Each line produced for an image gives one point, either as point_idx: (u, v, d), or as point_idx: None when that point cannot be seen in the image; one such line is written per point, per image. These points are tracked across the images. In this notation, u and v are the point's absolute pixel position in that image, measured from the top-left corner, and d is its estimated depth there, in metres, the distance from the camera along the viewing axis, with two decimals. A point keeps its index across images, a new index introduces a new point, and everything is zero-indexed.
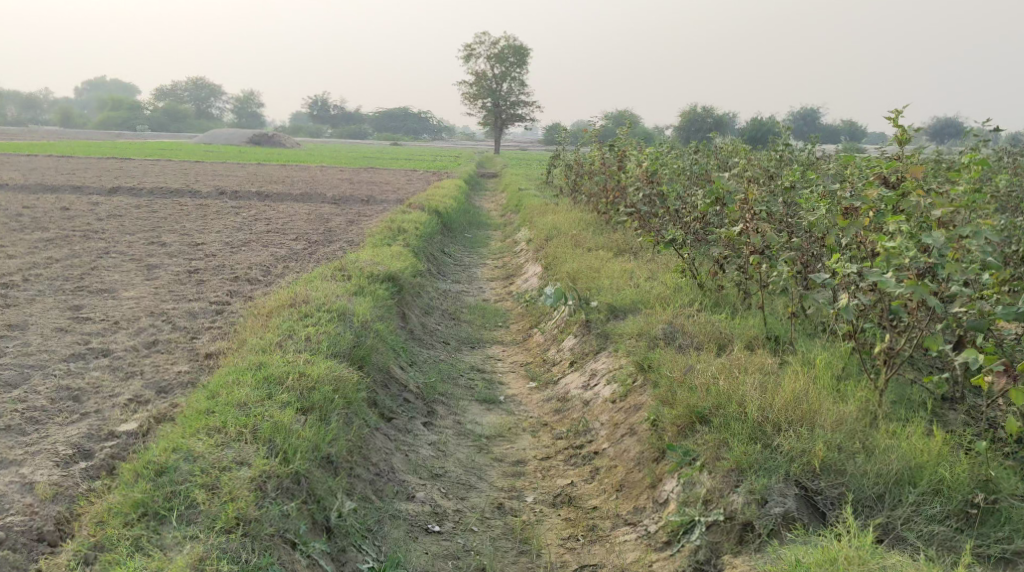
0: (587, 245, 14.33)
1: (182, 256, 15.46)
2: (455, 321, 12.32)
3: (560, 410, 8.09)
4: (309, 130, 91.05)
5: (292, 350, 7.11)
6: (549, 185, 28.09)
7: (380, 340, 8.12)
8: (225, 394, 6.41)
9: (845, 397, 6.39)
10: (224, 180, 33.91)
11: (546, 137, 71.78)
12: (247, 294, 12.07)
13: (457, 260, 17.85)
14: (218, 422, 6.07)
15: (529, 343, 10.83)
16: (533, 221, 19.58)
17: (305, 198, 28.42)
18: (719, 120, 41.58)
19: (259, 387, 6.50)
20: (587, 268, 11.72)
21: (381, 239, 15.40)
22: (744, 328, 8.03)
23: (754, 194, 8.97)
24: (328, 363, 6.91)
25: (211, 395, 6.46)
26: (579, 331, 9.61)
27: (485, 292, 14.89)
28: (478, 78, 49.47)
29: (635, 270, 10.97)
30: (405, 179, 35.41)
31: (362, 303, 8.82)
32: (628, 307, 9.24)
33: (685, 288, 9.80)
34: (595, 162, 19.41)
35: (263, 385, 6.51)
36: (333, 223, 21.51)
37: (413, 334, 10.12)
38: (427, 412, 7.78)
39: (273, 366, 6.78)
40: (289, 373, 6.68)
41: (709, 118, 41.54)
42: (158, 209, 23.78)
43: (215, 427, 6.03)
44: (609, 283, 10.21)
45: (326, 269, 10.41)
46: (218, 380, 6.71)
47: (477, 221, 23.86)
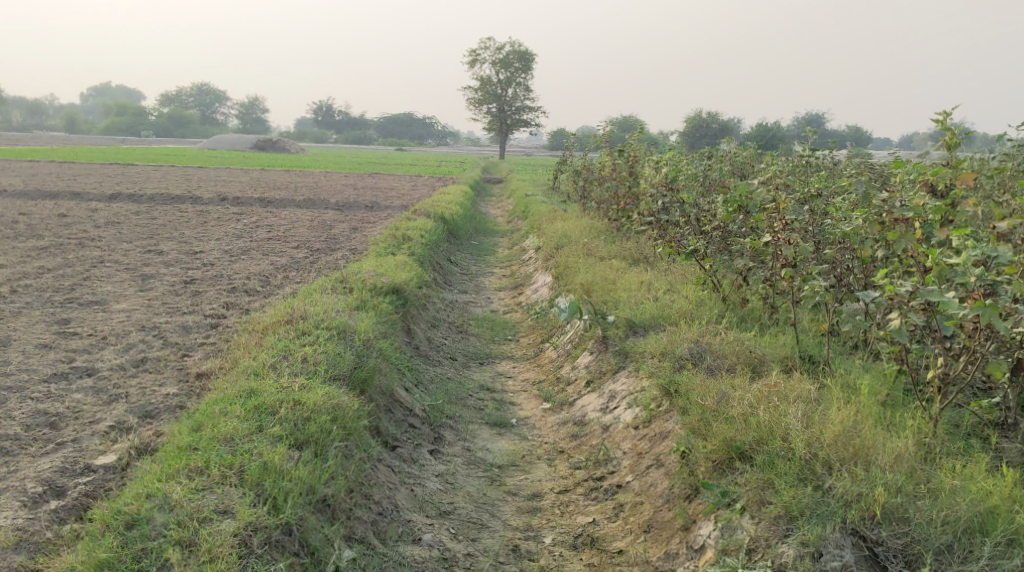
0: (599, 254, 13.75)
1: (179, 266, 14.92)
2: (462, 334, 11.75)
3: (577, 436, 7.50)
4: (314, 136, 90.61)
5: (286, 373, 6.54)
6: (556, 191, 27.50)
7: (383, 360, 7.55)
8: (211, 427, 5.84)
9: (896, 428, 5.80)
10: (227, 186, 33.43)
11: (551, 141, 71.27)
12: (245, 306, 11.53)
13: (464, 268, 17.29)
14: (200, 460, 5.52)
15: (541, 358, 10.26)
16: (541, 228, 19.00)
17: (308, 205, 27.89)
18: (726, 125, 40.98)
19: (248, 418, 5.93)
20: (601, 279, 11.14)
21: (385, 248, 14.84)
22: (776, 347, 7.46)
23: (785, 203, 8.39)
24: (326, 388, 6.34)
25: (195, 427, 5.90)
26: (595, 347, 9.03)
27: (492, 303, 14.32)
28: (483, 83, 48.93)
29: (653, 282, 10.39)
30: (409, 185, 34.89)
31: (364, 318, 8.25)
32: (649, 323, 8.67)
33: (709, 303, 9.22)
34: (605, 168, 18.83)
35: (253, 415, 5.95)
36: (336, 230, 20.96)
37: (419, 350, 9.56)
38: (434, 439, 7.19)
39: (265, 393, 6.20)
40: (283, 401, 6.12)
41: (716, 123, 40.94)
42: (157, 216, 23.26)
43: (197, 466, 5.48)
44: (627, 296, 9.64)
45: (327, 281, 9.85)
46: (205, 408, 6.15)
47: (483, 227, 23.30)
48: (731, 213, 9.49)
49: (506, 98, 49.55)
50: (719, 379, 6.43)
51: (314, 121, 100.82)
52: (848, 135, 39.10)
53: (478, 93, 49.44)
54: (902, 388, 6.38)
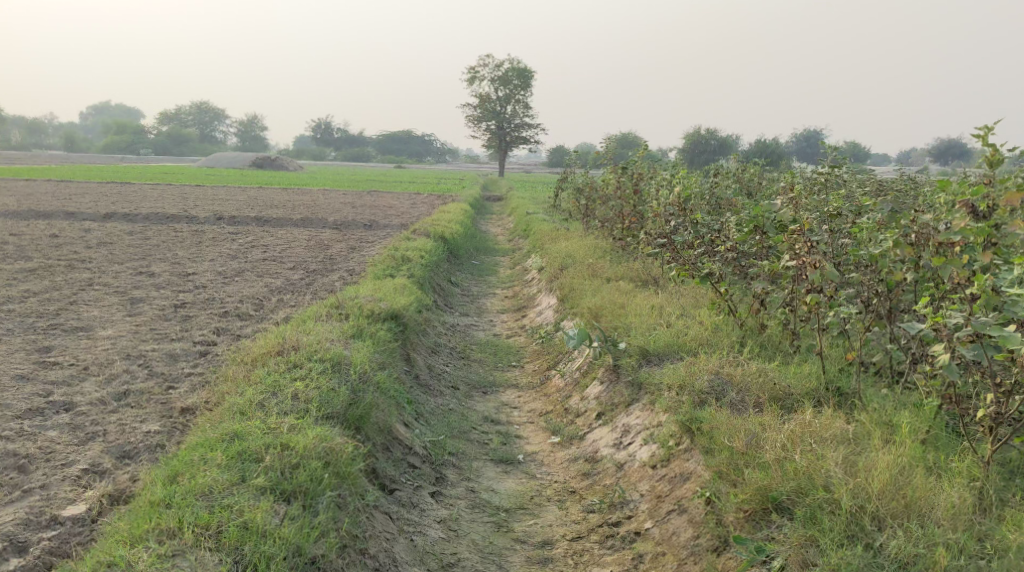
0: (606, 276, 13.27)
1: (170, 288, 14.43)
2: (465, 361, 11.23)
3: (589, 474, 6.99)
4: (313, 153, 90.41)
5: (274, 413, 6.02)
6: (557, 210, 27.02)
7: (381, 393, 7.04)
8: (188, 477, 5.33)
9: (943, 474, 5.33)
10: (225, 205, 33.02)
11: (551, 158, 71.03)
12: (238, 332, 11.01)
13: (465, 290, 16.82)
14: (173, 520, 5.01)
15: (547, 387, 9.74)
16: (544, 247, 18.49)
17: (306, 224, 27.41)
18: (725, 142, 40.64)
19: (230, 467, 5.41)
20: (609, 302, 10.64)
21: (383, 269, 14.37)
22: (803, 378, 6.97)
23: (809, 224, 7.92)
24: (320, 429, 5.84)
25: (171, 476, 5.39)
26: (607, 377, 8.52)
27: (495, 326, 13.80)
28: (482, 100, 48.64)
29: (665, 305, 9.90)
30: (409, 203, 34.47)
31: (361, 349, 7.73)
32: (664, 352, 8.17)
33: (727, 328, 8.73)
34: (608, 185, 18.38)
35: (235, 464, 5.43)
36: (334, 250, 20.45)
37: (419, 380, 9.04)
38: (436, 479, 6.68)
39: (249, 437, 5.68)
40: (269, 447, 5.60)
41: (715, 140, 40.60)
42: (152, 236, 22.79)
43: (169, 526, 4.97)
44: (639, 322, 9.15)
45: (323, 307, 9.34)
46: (184, 453, 5.64)
47: (484, 246, 22.84)
48: (748, 233, 9.03)
49: (506, 116, 49.21)
50: (746, 418, 5.95)
51: (313, 139, 100.55)
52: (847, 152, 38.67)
53: (477, 111, 49.10)
54: (944, 426, 5.89)
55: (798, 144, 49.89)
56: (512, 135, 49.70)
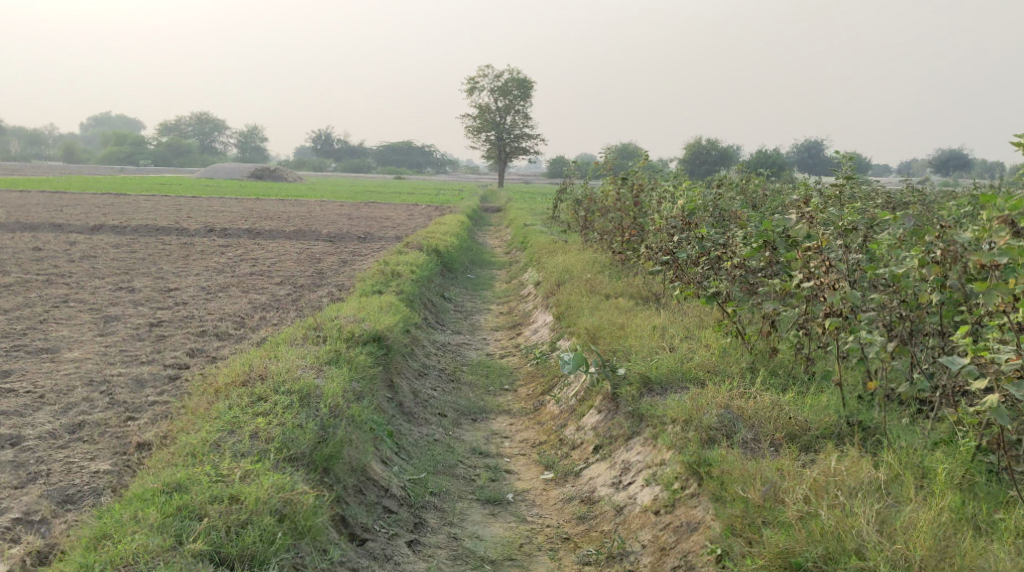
0: (604, 293, 12.63)
1: (149, 305, 13.79)
2: (454, 384, 10.55)
3: (585, 518, 6.34)
4: (312, 164, 89.93)
5: (228, 458, 5.39)
6: (556, 221, 26.37)
7: (357, 427, 6.39)
8: (115, 540, 4.76)
9: (992, 534, 4.80)
10: (217, 216, 32.41)
11: (551, 170, 70.55)
12: (213, 353, 10.34)
13: (458, 305, 16.17)
14: None
15: (541, 414, 9.09)
16: (541, 261, 17.86)
17: (299, 236, 26.79)
18: (725, 153, 40.09)
19: (165, 528, 4.83)
20: (607, 321, 9.99)
21: (371, 285, 13.72)
22: (821, 412, 6.35)
23: (827, 240, 7.31)
24: (279, 478, 5.24)
25: (94, 540, 4.80)
26: (606, 406, 7.85)
27: (488, 345, 13.14)
28: (482, 111, 48.08)
29: (668, 327, 9.25)
30: (405, 214, 33.87)
31: (337, 376, 7.07)
32: (668, 380, 7.51)
33: (734, 352, 8.09)
34: (608, 198, 17.75)
35: (171, 524, 4.84)
36: (325, 264, 19.81)
37: (402, 408, 8.37)
38: (415, 524, 6.03)
39: (193, 490, 5.07)
40: (215, 500, 5.03)
41: (715, 151, 40.02)
42: (139, 249, 22.13)
43: None
44: (640, 344, 8.51)
45: (299, 329, 8.68)
46: (118, 508, 5.04)
47: (480, 259, 22.20)
48: (756, 249, 8.44)
49: (505, 126, 48.64)
50: (763, 464, 5.34)
51: (313, 149, 100.04)
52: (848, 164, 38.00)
53: (476, 121, 48.53)
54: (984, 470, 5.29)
55: (799, 155, 49.29)
56: (512, 146, 49.14)
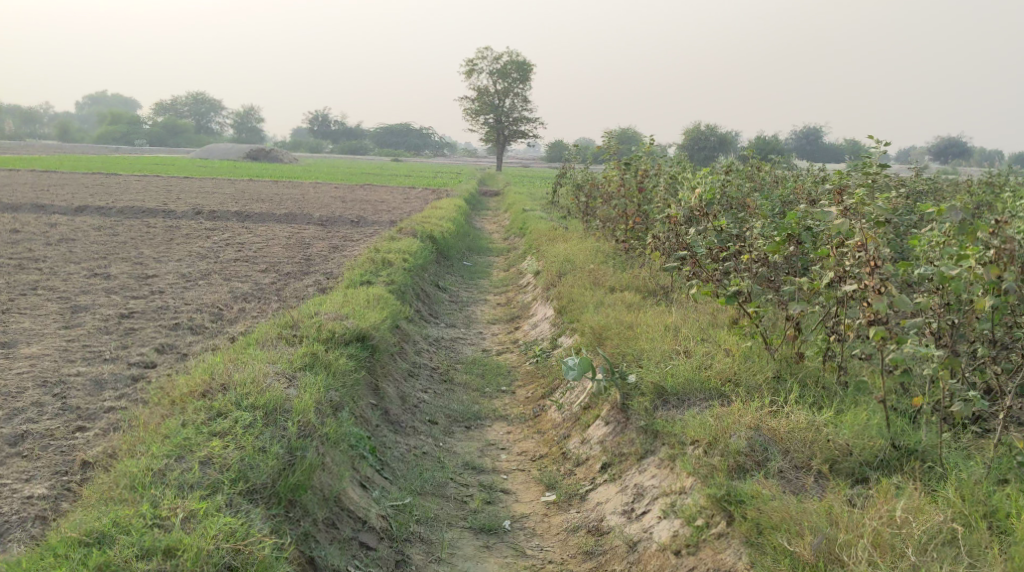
0: (608, 286, 11.83)
1: (123, 294, 12.93)
2: (446, 386, 9.72)
3: (593, 555, 5.58)
4: (308, 145, 88.85)
5: (171, 496, 4.61)
6: (555, 207, 25.51)
7: (332, 446, 5.59)
8: None
9: None
10: (208, 198, 31.50)
11: (550, 155, 69.71)
12: (185, 349, 9.47)
13: (453, 295, 15.38)
14: None
15: (541, 422, 8.30)
16: (539, 249, 17.05)
17: (289, 220, 25.86)
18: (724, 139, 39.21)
19: None
20: (613, 319, 9.16)
21: (361, 274, 12.90)
22: (863, 433, 5.56)
23: (870, 237, 6.43)
24: (230, 523, 4.48)
25: None
26: (615, 417, 7.04)
27: (484, 340, 12.30)
28: (480, 94, 47.14)
29: (680, 327, 8.41)
30: (401, 198, 33.00)
31: (312, 386, 6.25)
32: (685, 390, 6.70)
33: (757, 358, 7.27)
34: (610, 183, 16.92)
35: None
36: (314, 250, 18.93)
37: (388, 417, 7.55)
38: (396, 565, 5.24)
39: (120, 542, 4.32)
40: (146, 555, 4.29)
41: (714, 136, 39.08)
42: (121, 232, 21.20)
43: None
44: (652, 347, 7.69)
45: (274, 329, 7.84)
46: (31, 562, 4.30)
47: (477, 245, 21.39)
48: (780, 242, 7.63)
49: (504, 109, 47.69)
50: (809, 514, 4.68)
51: (308, 131, 98.83)
52: (849, 149, 37.16)
53: (475, 104, 47.56)
54: None
55: (799, 141, 48.24)
56: (510, 130, 48.19)
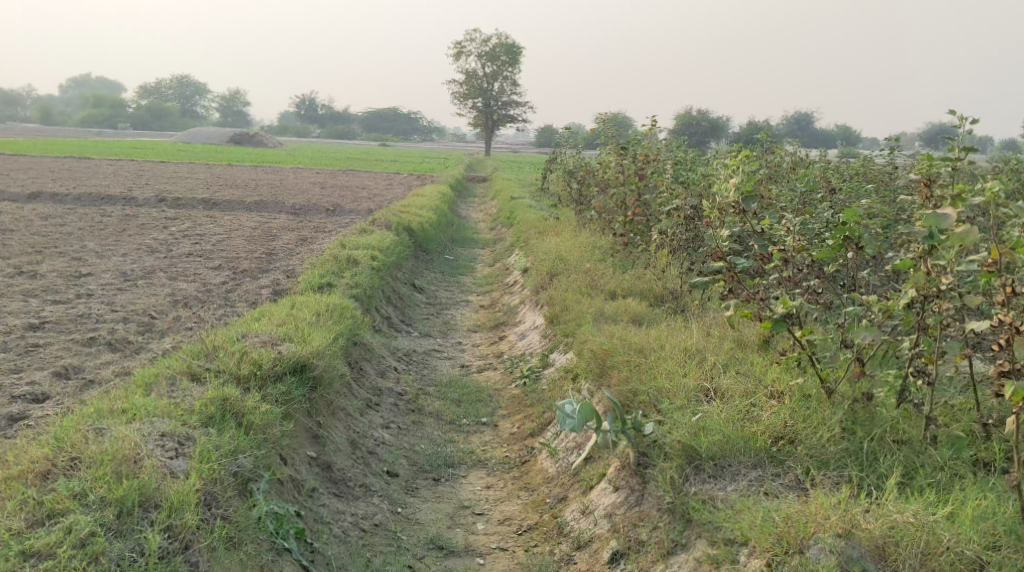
0: (607, 292, 10.11)
1: (43, 297, 11.10)
2: (414, 419, 7.91)
3: None
4: (293, 129, 86.61)
5: None
6: (545, 194, 23.70)
7: (225, 552, 4.33)
8: None
9: None
10: (177, 184, 29.56)
11: (539, 140, 67.97)
12: (91, 376, 7.72)
13: (431, 296, 13.65)
14: None
15: (530, 472, 6.59)
16: (528, 243, 15.31)
17: (259, 208, 23.99)
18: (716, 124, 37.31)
19: None
20: (617, 338, 7.41)
21: (321, 275, 11.13)
22: (988, 533, 4.19)
23: (1001, 252, 4.64)
24: None
25: None
26: (626, 481, 5.37)
27: (464, 353, 10.55)
28: (467, 77, 45.17)
29: (707, 356, 6.66)
30: (383, 184, 31.13)
31: (210, 462, 4.65)
32: (723, 453, 5.04)
33: (813, 404, 5.55)
34: (607, 169, 15.13)
35: None
36: (280, 242, 17.10)
37: (330, 476, 5.85)
38: None
39: None
40: None
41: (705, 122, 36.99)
42: (69, 222, 19.30)
43: None
44: (671, 384, 5.97)
45: (181, 360, 6.06)
46: None
47: (461, 235, 19.58)
48: (833, 247, 5.95)
49: (492, 93, 45.70)
50: None
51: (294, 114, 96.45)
52: (843, 138, 35.55)
53: (464, 88, 45.58)
54: None
55: (788, 127, 46.47)
56: (499, 115, 46.26)
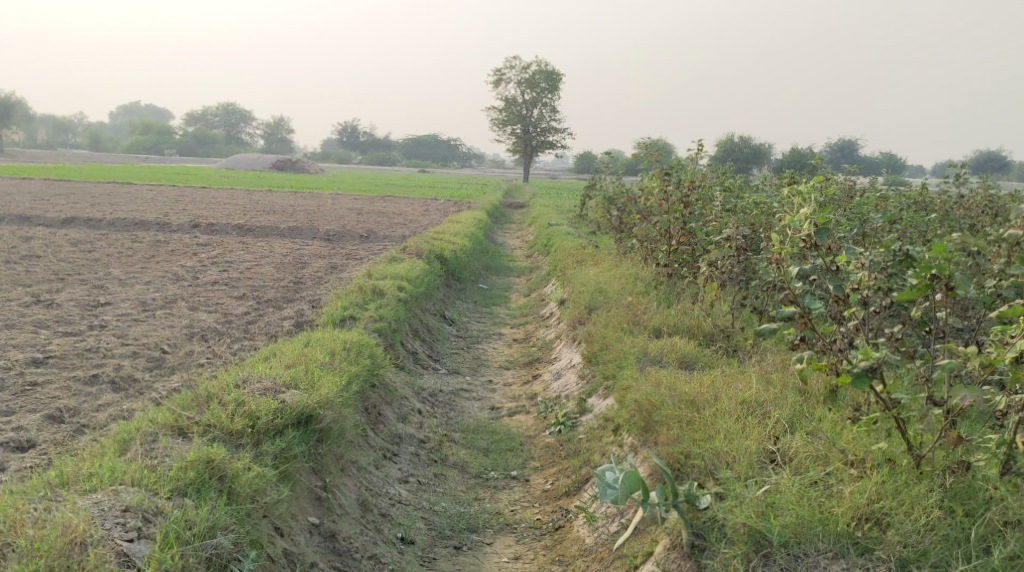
0: (649, 330, 9.29)
1: (53, 328, 10.54)
2: (435, 471, 7.16)
3: None
4: (334, 155, 86.99)
5: None
6: (584, 221, 22.93)
7: None
8: None
9: None
10: (213, 209, 29.29)
11: (579, 167, 67.37)
12: (85, 421, 7.04)
13: (462, 328, 12.92)
14: None
15: (562, 542, 5.80)
16: (566, 273, 14.53)
17: (292, 234, 23.52)
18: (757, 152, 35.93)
19: None
20: (665, 384, 6.59)
21: (344, 306, 10.44)
22: None
23: None
24: None
25: None
26: (678, 563, 4.69)
27: (494, 392, 9.77)
28: (507, 103, 44.70)
29: (770, 412, 5.84)
30: (421, 210, 30.63)
31: (176, 553, 4.15)
32: (801, 540, 4.46)
33: (899, 475, 4.74)
34: (650, 195, 14.31)
35: None
36: (308, 270, 16.50)
37: (335, 548, 5.14)
38: None
39: None
40: None
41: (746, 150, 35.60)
42: (98, 248, 18.89)
43: None
44: (731, 444, 5.20)
45: (168, 412, 5.34)
46: None
47: (496, 263, 18.84)
48: (919, 290, 5.22)
49: (532, 120, 45.15)
50: None
51: (336, 141, 96.99)
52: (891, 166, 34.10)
53: (503, 114, 45.15)
54: None
55: None
56: (539, 141, 45.69)
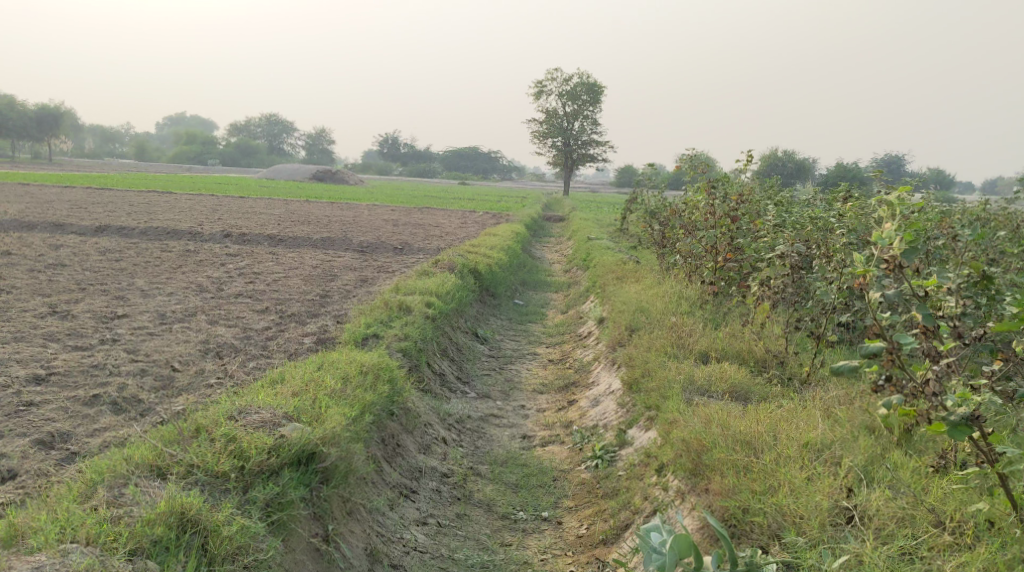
0: (695, 357, 8.52)
1: (64, 342, 10.03)
2: (458, 510, 6.46)
3: None
4: (375, 166, 86.97)
5: None
6: (625, 235, 22.18)
7: None
8: None
9: None
10: (249, 219, 28.96)
11: (618, 181, 66.66)
12: (76, 447, 6.42)
13: (494, 347, 12.23)
14: None
15: None
16: (605, 290, 13.79)
17: (325, 245, 23.04)
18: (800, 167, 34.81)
19: None
20: (718, 418, 5.80)
21: (367, 323, 9.80)
22: None
23: None
24: None
25: None
26: None
27: (527, 419, 9.04)
28: (547, 116, 44.08)
29: (840, 457, 5.12)
30: (458, 222, 30.05)
31: None
32: None
33: (986, 554, 4.12)
34: (695, 209, 13.52)
35: None
36: (337, 283, 15.93)
37: None
38: None
39: None
40: None
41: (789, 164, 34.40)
42: (127, 257, 18.52)
43: None
44: (797, 501, 4.58)
45: (148, 452, 4.74)
46: None
47: (533, 278, 18.14)
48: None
49: (572, 132, 44.47)
50: None
51: (376, 152, 97.11)
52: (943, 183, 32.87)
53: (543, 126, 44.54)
54: None
55: None
56: (579, 154, 44.99)
